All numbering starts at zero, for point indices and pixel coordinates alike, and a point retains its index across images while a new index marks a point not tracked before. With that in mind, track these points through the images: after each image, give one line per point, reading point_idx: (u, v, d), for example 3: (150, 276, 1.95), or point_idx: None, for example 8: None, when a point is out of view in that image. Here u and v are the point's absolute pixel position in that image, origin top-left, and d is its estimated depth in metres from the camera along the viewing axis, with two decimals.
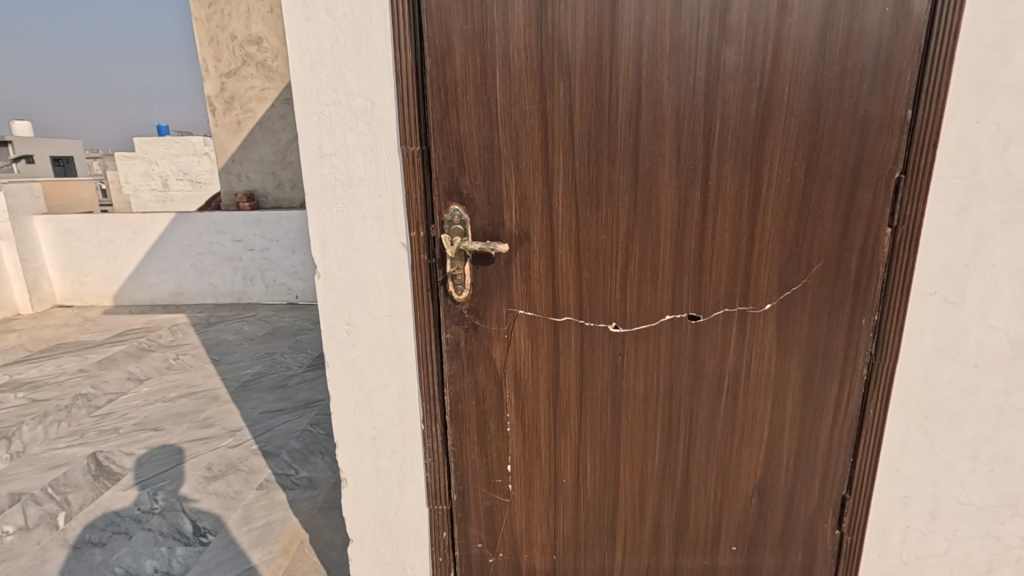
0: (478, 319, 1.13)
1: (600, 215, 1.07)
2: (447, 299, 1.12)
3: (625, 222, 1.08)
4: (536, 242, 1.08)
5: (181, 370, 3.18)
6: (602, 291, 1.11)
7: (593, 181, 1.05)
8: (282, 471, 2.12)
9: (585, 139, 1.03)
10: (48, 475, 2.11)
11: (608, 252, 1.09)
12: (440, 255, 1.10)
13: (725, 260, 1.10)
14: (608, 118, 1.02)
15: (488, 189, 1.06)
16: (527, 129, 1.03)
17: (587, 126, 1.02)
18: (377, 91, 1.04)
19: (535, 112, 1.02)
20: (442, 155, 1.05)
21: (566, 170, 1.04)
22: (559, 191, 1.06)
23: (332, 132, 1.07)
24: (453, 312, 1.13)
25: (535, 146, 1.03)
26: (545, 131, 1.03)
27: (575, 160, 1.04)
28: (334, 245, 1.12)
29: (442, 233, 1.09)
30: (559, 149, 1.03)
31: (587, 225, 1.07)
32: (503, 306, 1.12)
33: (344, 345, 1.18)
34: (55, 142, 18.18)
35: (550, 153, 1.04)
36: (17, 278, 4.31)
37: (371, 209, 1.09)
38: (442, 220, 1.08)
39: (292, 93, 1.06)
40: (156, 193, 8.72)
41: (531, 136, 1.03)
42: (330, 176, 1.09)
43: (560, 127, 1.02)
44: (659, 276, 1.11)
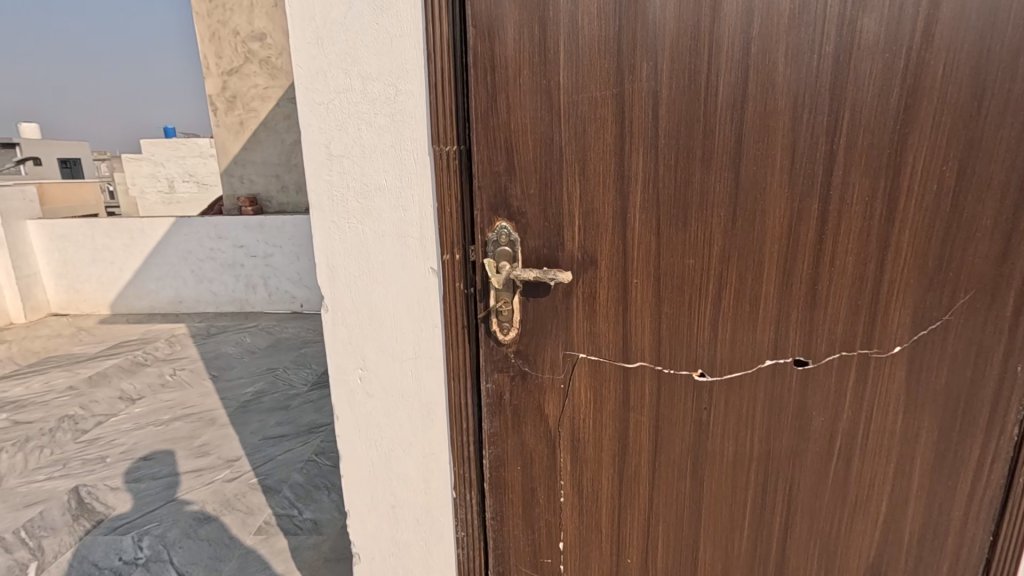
0: (527, 364, 0.89)
1: (687, 233, 0.83)
2: (488, 339, 0.89)
3: (718, 242, 0.83)
4: (604, 268, 0.84)
5: (177, 388, 2.95)
6: (686, 330, 0.87)
7: (680, 189, 0.81)
8: (283, 512, 1.88)
9: (673, 134, 0.79)
10: (22, 514, 1.88)
11: (695, 280, 0.85)
12: (482, 285, 0.87)
13: (846, 291, 0.85)
14: (703, 108, 0.78)
15: (545, 200, 0.82)
16: (597, 121, 0.79)
17: (675, 118, 0.78)
18: (402, 74, 0.80)
19: (609, 100, 0.78)
20: (485, 156, 0.82)
21: (646, 175, 0.81)
22: (635, 203, 0.82)
23: (343, 126, 0.83)
24: (496, 356, 0.89)
25: (606, 144, 0.80)
26: (621, 124, 0.79)
27: (658, 162, 0.80)
28: (345, 271, 0.89)
29: (485, 257, 0.85)
30: (637, 148, 0.80)
31: (670, 246, 0.83)
32: (559, 349, 0.88)
33: (357, 394, 0.94)
34: (62, 144, 18.18)
35: (625, 153, 0.80)
36: (10, 286, 4.12)
37: (392, 225, 0.86)
38: (485, 241, 0.85)
39: (293, 78, 0.83)
40: (162, 194, 8.51)
41: (602, 131, 0.79)
42: (341, 183, 0.85)
43: (640, 120, 0.79)
44: (759, 312, 0.86)
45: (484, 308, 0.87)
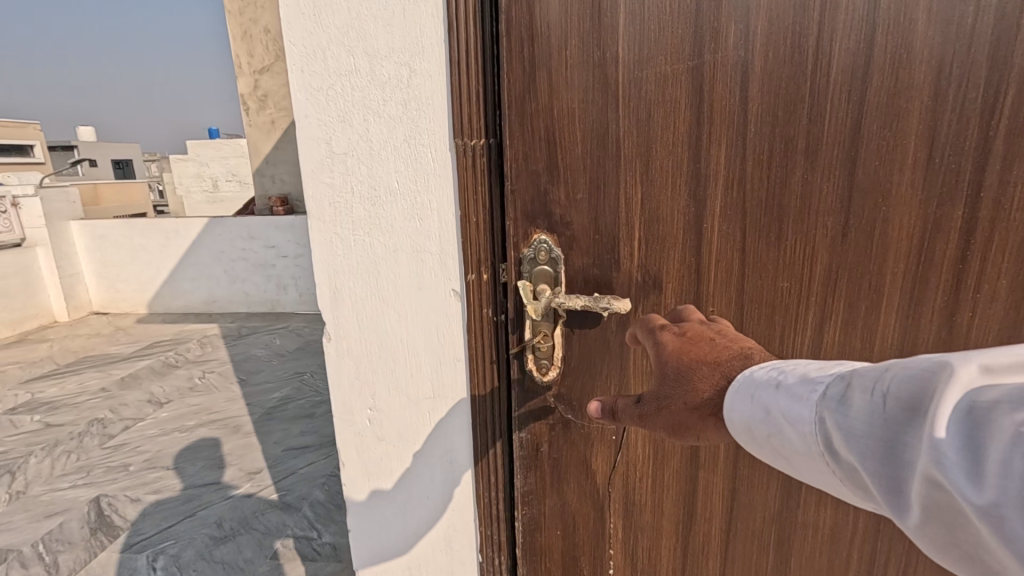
0: (571, 410, 0.72)
1: (780, 250, 0.64)
2: (523, 379, 0.72)
3: (823, 261, 0.64)
4: (671, 292, 0.67)
5: (204, 392, 2.91)
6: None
7: (773, 192, 0.63)
8: (302, 534, 1.76)
9: (766, 120, 0.61)
10: (43, 525, 1.84)
11: (789, 309, 0.66)
12: (515, 314, 0.70)
13: (995, 327, 0.64)
14: (808, 84, 0.59)
15: (596, 207, 0.65)
16: (665, 105, 0.61)
17: (770, 99, 0.60)
18: (418, 50, 0.64)
19: (682, 78, 0.60)
20: (521, 152, 0.65)
21: (729, 175, 0.62)
22: (714, 210, 0.64)
23: (346, 117, 0.67)
24: (533, 399, 0.73)
25: (677, 135, 0.62)
26: (698, 108, 0.61)
27: (746, 158, 0.62)
28: (351, 293, 0.74)
29: (519, 278, 0.68)
30: (718, 139, 0.61)
31: (757, 266, 0.65)
32: (611, 393, 0.70)
33: (367, 437, 0.79)
34: (116, 146, 19.06)
35: (702, 147, 0.62)
36: (54, 285, 4.23)
37: (406, 237, 0.70)
38: (519, 259, 0.68)
39: (285, 59, 0.67)
40: (206, 193, 8.67)
41: (671, 118, 0.62)
42: (344, 188, 0.70)
43: (723, 102, 0.60)
44: (871, 351, 0.67)
45: (518, 343, 0.71)
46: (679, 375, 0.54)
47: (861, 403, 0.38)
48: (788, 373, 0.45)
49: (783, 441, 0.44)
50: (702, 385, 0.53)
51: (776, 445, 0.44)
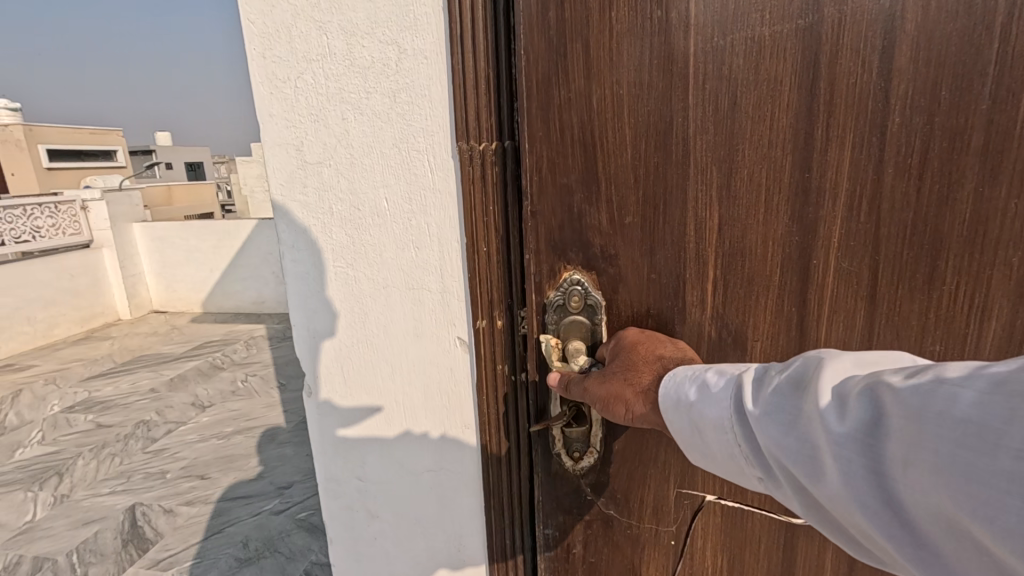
0: (613, 504, 0.54)
1: (931, 301, 0.45)
2: (546, 461, 0.54)
3: (992, 315, 0.44)
4: (758, 353, 0.49)
5: (245, 396, 2.91)
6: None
7: (922, 214, 0.43)
8: (326, 561, 1.66)
9: (919, 105, 0.41)
10: (80, 533, 1.84)
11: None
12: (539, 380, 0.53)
13: None
14: (985, 49, 0.39)
15: (653, 235, 0.47)
16: (761, 87, 0.42)
17: (925, 72, 0.40)
18: (408, 24, 0.48)
19: (788, 46, 0.41)
20: (546, 157, 0.46)
21: (856, 189, 0.43)
22: (830, 240, 0.45)
23: (320, 116, 0.52)
24: (563, 491, 0.54)
25: (777, 130, 0.43)
26: (810, 91, 0.42)
27: (884, 163, 0.42)
28: (334, 339, 0.58)
29: (541, 332, 0.50)
30: (840, 136, 0.42)
31: (892, 320, 0.46)
32: (669, 487, 0.53)
33: (358, 512, 0.64)
34: (189, 150, 20.29)
35: (814, 148, 0.43)
36: (118, 285, 4.43)
37: (398, 272, 0.54)
38: (541, 306, 0.50)
39: (242, 42, 0.52)
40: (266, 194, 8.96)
41: (768, 106, 0.43)
42: (321, 208, 0.54)
43: (850, 80, 0.41)
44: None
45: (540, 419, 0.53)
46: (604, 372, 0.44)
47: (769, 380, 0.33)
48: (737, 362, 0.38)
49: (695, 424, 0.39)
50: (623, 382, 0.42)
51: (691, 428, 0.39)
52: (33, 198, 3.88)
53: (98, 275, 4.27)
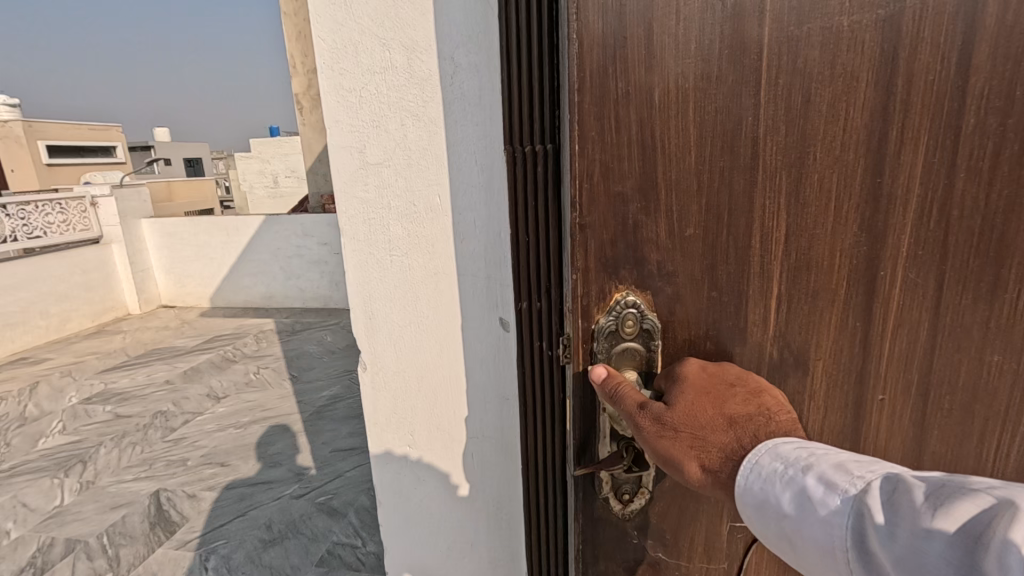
0: (660, 544, 0.58)
1: (992, 312, 0.49)
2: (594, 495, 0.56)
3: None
4: (819, 372, 0.52)
5: (259, 387, 2.99)
6: (969, 464, 0.54)
7: (983, 225, 0.47)
8: (347, 542, 1.73)
9: (994, 107, 0.44)
10: (108, 517, 1.92)
11: (991, 390, 0.52)
12: (585, 411, 0.53)
13: None
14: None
15: (714, 247, 0.49)
16: (836, 85, 0.44)
17: (997, 72, 0.43)
18: (462, 40, 0.55)
19: (866, 38, 0.43)
20: (600, 162, 0.47)
21: (928, 196, 0.47)
22: (897, 250, 0.48)
23: (382, 122, 0.59)
24: (609, 534, 0.57)
25: (852, 129, 0.45)
26: (888, 86, 0.44)
27: (956, 170, 0.46)
28: (386, 321, 0.65)
29: (591, 359, 0.52)
30: (915, 138, 0.45)
31: (955, 329, 0.50)
32: (711, 525, 0.57)
33: (406, 480, 0.71)
34: (188, 146, 20.26)
35: (886, 150, 0.46)
36: (128, 280, 4.50)
37: (449, 261, 0.62)
38: (591, 334, 0.51)
39: (313, 56, 0.59)
40: (267, 189, 8.97)
41: (842, 104, 0.45)
42: (379, 204, 0.61)
43: (929, 76, 0.44)
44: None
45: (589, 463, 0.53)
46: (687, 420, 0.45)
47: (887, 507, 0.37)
48: (823, 459, 0.42)
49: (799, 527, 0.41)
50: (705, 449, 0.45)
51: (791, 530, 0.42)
52: (45, 193, 3.95)
53: (107, 270, 4.34)
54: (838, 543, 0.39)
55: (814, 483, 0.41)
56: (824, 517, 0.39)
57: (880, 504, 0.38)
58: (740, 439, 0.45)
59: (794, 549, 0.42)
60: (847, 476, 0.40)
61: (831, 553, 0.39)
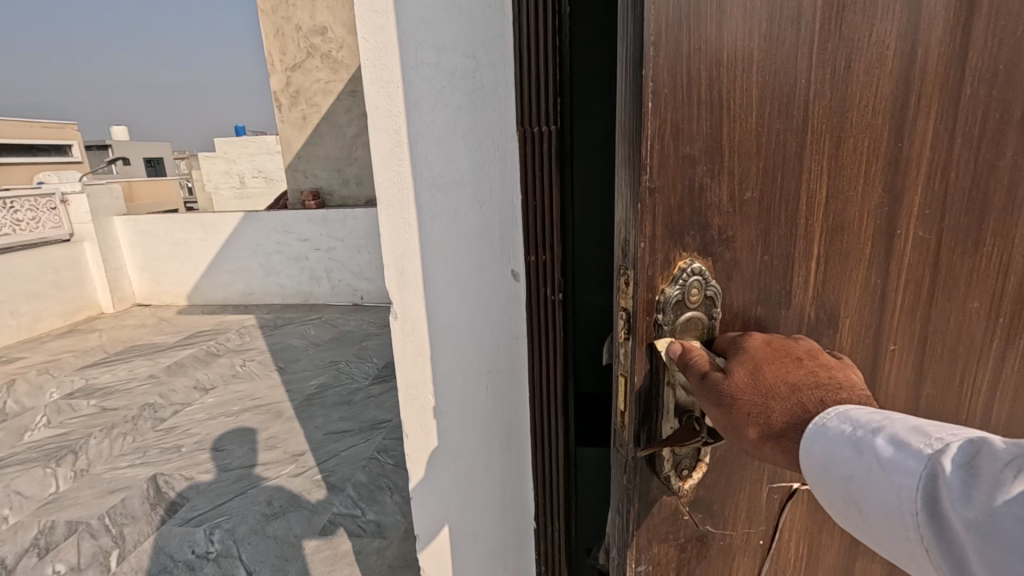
0: (709, 522, 0.51)
1: (975, 260, 0.51)
2: (650, 483, 0.47)
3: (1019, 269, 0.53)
4: (846, 329, 0.50)
5: (246, 379, 3.04)
6: (953, 403, 0.56)
7: (982, 187, 0.49)
8: (347, 512, 1.83)
9: (987, 85, 0.46)
10: (107, 501, 1.96)
11: (972, 336, 0.53)
12: (644, 390, 0.45)
13: None
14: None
15: (770, 210, 0.45)
16: (871, 54, 0.43)
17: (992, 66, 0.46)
18: (481, 44, 0.70)
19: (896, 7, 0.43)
20: (672, 122, 0.40)
21: (934, 159, 0.47)
22: (912, 207, 0.48)
23: (417, 108, 0.73)
24: (659, 524, 0.49)
25: (880, 98, 0.44)
26: (908, 58, 0.44)
27: (955, 134, 0.47)
28: (415, 274, 0.80)
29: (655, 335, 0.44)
30: (926, 107, 0.46)
31: (947, 282, 0.51)
32: (757, 496, 0.51)
33: (429, 411, 0.85)
34: (148, 146, 19.66)
35: (906, 119, 0.46)
36: (101, 279, 4.44)
37: (470, 222, 0.76)
38: (656, 304, 0.43)
39: (358, 55, 0.73)
40: (234, 189, 8.84)
41: (875, 72, 0.44)
42: (412, 175, 0.75)
43: (940, 48, 0.44)
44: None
45: (651, 444, 0.45)
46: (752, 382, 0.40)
47: (969, 469, 0.33)
48: (900, 421, 0.37)
49: (864, 494, 0.37)
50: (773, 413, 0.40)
51: (856, 495, 0.37)
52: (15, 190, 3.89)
53: (80, 269, 4.27)
54: (907, 509, 0.34)
55: (884, 445, 0.36)
56: (893, 480, 0.35)
57: (959, 467, 0.33)
58: (805, 403, 0.40)
59: (859, 514, 0.37)
60: (924, 437, 0.35)
61: (899, 518, 0.35)
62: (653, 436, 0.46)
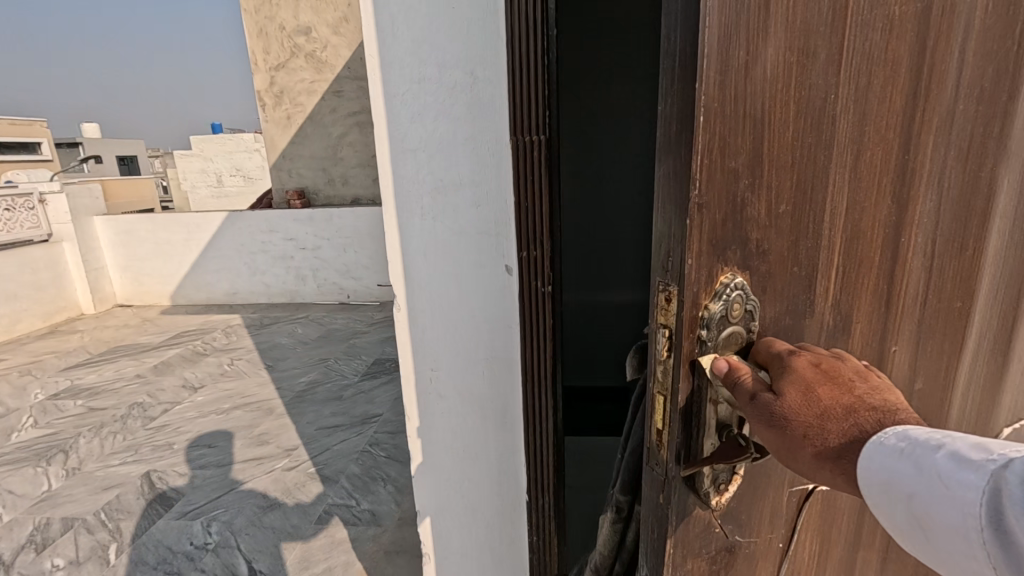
0: (742, 543, 0.48)
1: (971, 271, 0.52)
2: (688, 506, 0.44)
3: (1007, 270, 0.54)
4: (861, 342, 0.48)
5: (235, 377, 3.06)
6: (941, 409, 0.56)
7: (982, 198, 0.50)
8: (342, 502, 1.89)
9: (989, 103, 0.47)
10: (101, 497, 1.99)
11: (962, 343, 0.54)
12: (685, 409, 0.42)
13: None
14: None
15: (802, 224, 0.42)
16: (898, 66, 0.41)
17: (992, 81, 0.46)
18: (477, 61, 0.77)
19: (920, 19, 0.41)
20: (720, 136, 0.37)
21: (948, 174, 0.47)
22: (925, 219, 0.47)
23: (420, 119, 0.81)
24: (694, 549, 0.46)
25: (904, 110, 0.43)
26: (928, 74, 0.43)
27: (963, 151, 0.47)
28: (418, 269, 0.88)
29: (698, 351, 0.41)
30: (941, 122, 0.45)
31: (948, 290, 0.51)
32: (788, 512, 0.49)
33: (430, 394, 0.93)
34: (121, 143, 19.23)
35: (922, 130, 0.45)
36: (81, 279, 4.39)
37: (468, 222, 0.84)
38: (699, 320, 0.40)
39: (367, 72, 0.81)
40: (213, 188, 8.73)
41: (900, 85, 0.42)
42: (415, 179, 0.84)
43: (955, 63, 0.44)
44: (1015, 362, 0.59)
45: (692, 467, 0.42)
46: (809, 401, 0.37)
47: None
48: (962, 438, 0.34)
49: (928, 516, 0.34)
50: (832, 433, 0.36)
51: (918, 516, 0.34)
52: None
53: (59, 269, 4.22)
54: (972, 528, 0.32)
55: (944, 460, 0.33)
56: (957, 497, 0.32)
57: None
58: (863, 426, 0.36)
59: (925, 538, 0.34)
60: (989, 451, 0.32)
61: (962, 537, 0.32)
62: (694, 454, 0.43)
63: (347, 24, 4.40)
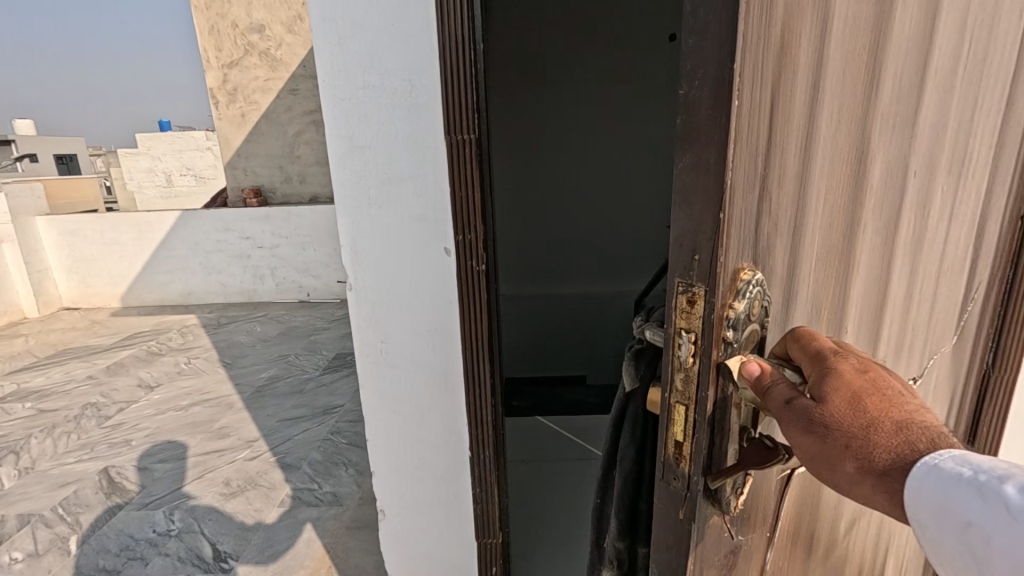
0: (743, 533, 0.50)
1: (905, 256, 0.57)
2: (708, 510, 0.44)
3: (925, 257, 0.60)
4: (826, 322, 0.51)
5: (193, 375, 3.06)
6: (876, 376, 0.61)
7: (916, 191, 0.54)
8: (304, 487, 1.97)
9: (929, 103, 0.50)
10: (58, 493, 2.00)
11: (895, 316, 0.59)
12: (712, 415, 0.41)
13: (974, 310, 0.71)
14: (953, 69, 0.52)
15: (792, 216, 0.43)
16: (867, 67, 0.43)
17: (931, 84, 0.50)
18: (414, 70, 0.90)
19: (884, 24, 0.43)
20: (744, 126, 0.35)
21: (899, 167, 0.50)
22: (875, 209, 0.51)
23: (366, 119, 0.93)
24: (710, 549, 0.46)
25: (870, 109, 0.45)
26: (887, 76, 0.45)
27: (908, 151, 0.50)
28: (368, 252, 0.99)
29: (724, 354, 0.40)
30: (894, 121, 0.48)
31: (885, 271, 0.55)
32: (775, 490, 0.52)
33: (381, 365, 1.05)
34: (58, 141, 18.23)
35: (886, 125, 0.47)
36: (23, 281, 4.24)
37: (412, 210, 0.96)
38: (727, 322, 0.39)
39: (317, 79, 0.92)
40: (160, 188, 8.47)
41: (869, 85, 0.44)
42: (362, 173, 0.95)
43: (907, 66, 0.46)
44: (923, 333, 0.66)
45: (720, 473, 0.42)
46: (855, 411, 0.39)
47: None
48: None
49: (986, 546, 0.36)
50: (881, 448, 0.39)
51: (976, 545, 0.36)
52: None
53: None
54: None
55: (1011, 493, 0.35)
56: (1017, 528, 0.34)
57: None
58: (915, 443, 0.39)
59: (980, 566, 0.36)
60: None
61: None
62: (719, 462, 0.43)
63: (302, 23, 4.41)
